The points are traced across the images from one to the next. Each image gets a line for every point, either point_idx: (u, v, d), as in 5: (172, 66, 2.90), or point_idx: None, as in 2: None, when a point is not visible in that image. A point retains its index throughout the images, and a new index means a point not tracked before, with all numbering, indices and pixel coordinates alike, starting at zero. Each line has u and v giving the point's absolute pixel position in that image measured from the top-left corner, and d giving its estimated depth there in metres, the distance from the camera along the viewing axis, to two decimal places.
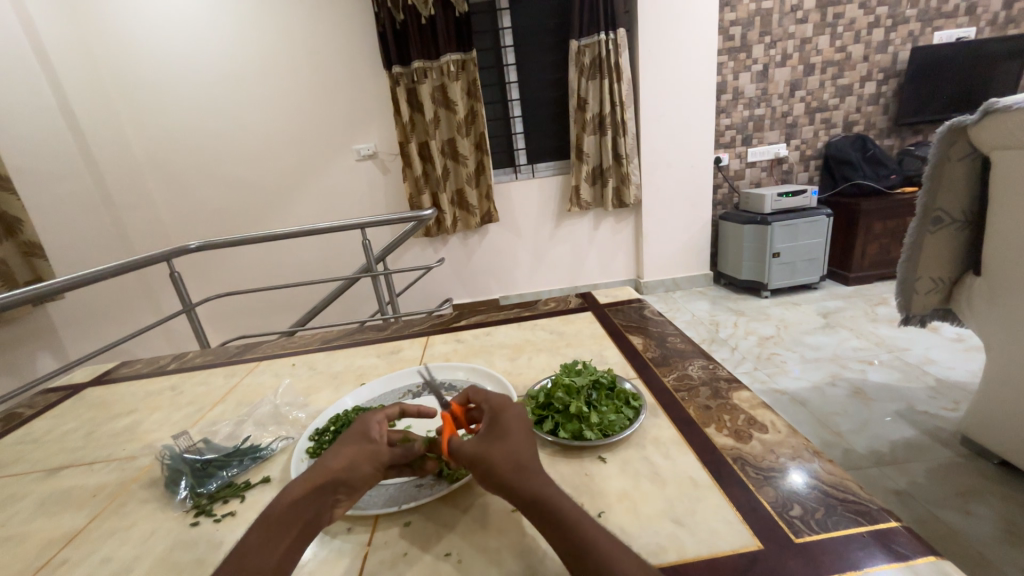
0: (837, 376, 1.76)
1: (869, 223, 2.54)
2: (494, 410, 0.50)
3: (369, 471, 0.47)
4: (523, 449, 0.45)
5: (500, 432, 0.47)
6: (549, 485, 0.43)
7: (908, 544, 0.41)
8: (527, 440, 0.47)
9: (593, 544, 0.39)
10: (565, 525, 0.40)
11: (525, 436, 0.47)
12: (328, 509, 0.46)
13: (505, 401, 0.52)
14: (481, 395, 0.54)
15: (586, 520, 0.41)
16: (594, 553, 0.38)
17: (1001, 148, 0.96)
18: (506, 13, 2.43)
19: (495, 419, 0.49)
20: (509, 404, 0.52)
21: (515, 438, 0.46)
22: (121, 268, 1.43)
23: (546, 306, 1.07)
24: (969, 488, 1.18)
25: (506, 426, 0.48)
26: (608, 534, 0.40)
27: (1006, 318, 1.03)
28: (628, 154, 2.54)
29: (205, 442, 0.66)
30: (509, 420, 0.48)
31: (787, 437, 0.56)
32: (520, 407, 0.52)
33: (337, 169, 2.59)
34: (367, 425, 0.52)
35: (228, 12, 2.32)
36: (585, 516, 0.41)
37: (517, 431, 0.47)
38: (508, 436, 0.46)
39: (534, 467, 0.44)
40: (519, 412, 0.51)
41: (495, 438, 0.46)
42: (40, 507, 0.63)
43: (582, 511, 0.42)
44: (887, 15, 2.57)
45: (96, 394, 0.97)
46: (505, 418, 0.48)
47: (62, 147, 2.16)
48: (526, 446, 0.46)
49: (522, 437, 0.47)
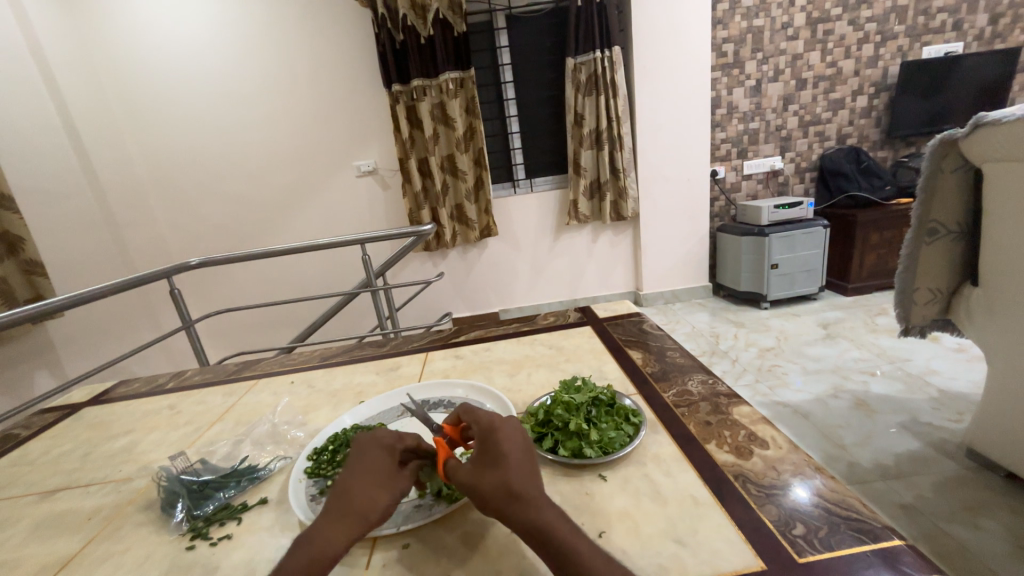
0: (839, 387, 1.75)
1: (866, 234, 2.56)
2: (486, 429, 0.48)
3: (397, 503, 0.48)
4: (519, 473, 0.44)
5: (492, 457, 0.45)
6: (546, 512, 0.42)
7: (913, 563, 0.40)
8: (523, 461, 0.46)
9: (591, 571, 0.39)
10: (563, 554, 0.40)
11: (522, 457, 0.46)
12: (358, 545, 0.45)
13: (498, 417, 0.49)
14: (470, 413, 0.52)
15: (582, 547, 0.41)
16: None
17: (992, 160, 0.97)
18: (504, 33, 2.49)
19: (488, 440, 0.47)
20: (505, 421, 0.49)
21: (509, 462, 0.44)
22: (121, 286, 1.43)
23: (546, 321, 1.07)
24: (976, 502, 1.16)
25: (500, 449, 0.45)
26: (605, 558, 0.40)
27: (1006, 328, 1.03)
28: (625, 168, 2.57)
29: (203, 463, 0.66)
30: (502, 441, 0.46)
31: (789, 453, 0.56)
32: (516, 422, 0.50)
33: (337, 185, 2.62)
34: (389, 455, 0.48)
35: (232, 34, 2.38)
36: (582, 541, 0.41)
37: (512, 453, 0.45)
38: (501, 461, 0.45)
39: (531, 492, 0.43)
40: (515, 428, 0.49)
41: (489, 465, 0.45)
42: (34, 531, 0.62)
43: (580, 536, 0.42)
44: (876, 31, 2.63)
45: (93, 414, 0.97)
46: (499, 440, 0.46)
47: (65, 167, 2.18)
48: (523, 468, 0.45)
49: (518, 460, 0.45)
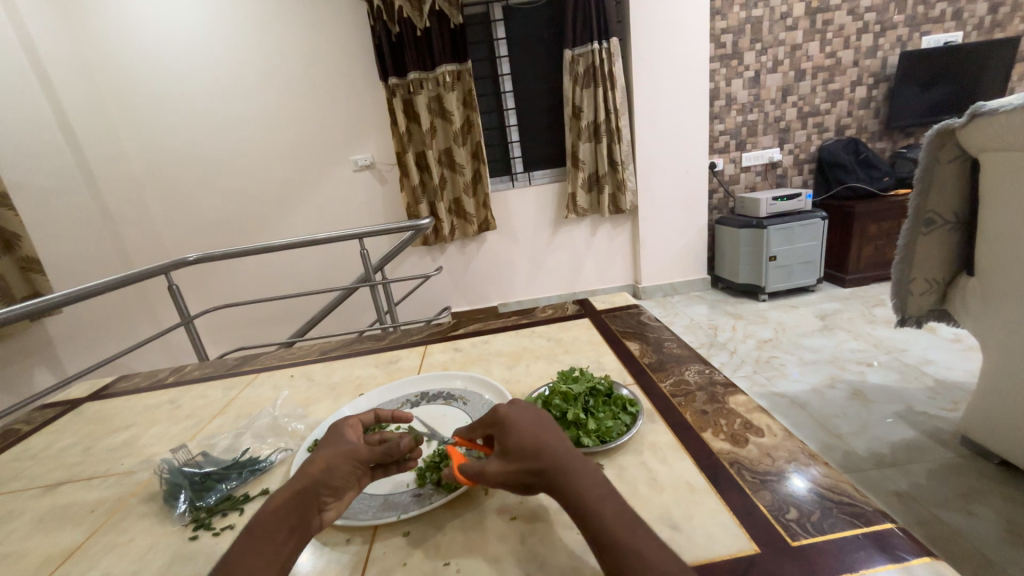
0: (836, 378, 1.77)
1: (864, 226, 2.56)
2: (496, 418, 0.50)
3: (348, 470, 0.49)
4: (545, 442, 0.46)
5: (520, 441, 0.46)
6: (576, 475, 0.43)
7: (905, 546, 0.41)
8: (547, 433, 0.47)
9: (613, 538, 0.39)
10: (590, 519, 0.40)
11: (544, 431, 0.48)
12: (314, 512, 0.47)
13: (506, 404, 0.52)
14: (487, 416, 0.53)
15: (606, 509, 0.41)
16: (616, 546, 0.38)
17: (990, 150, 0.97)
18: (501, 24, 2.46)
19: (501, 428, 0.49)
20: (517, 404, 0.52)
21: (530, 437, 0.46)
22: (120, 281, 1.43)
23: (544, 314, 1.08)
24: (970, 489, 1.18)
25: (515, 430, 0.48)
26: (628, 522, 0.40)
27: (1002, 318, 1.04)
28: (623, 160, 2.56)
29: (204, 455, 0.67)
30: (516, 424, 0.48)
31: (784, 440, 0.57)
32: (530, 404, 0.52)
33: (335, 180, 2.61)
34: (343, 431, 0.53)
35: (226, 25, 2.35)
36: (608, 505, 0.41)
37: (543, 435, 0.47)
38: (522, 440, 0.46)
39: (558, 460, 0.44)
40: (529, 409, 0.51)
41: (512, 451, 0.46)
42: (38, 524, 0.62)
43: (609, 499, 0.42)
44: (876, 21, 2.61)
45: (94, 409, 0.97)
46: (511, 425, 0.48)
47: (62, 163, 2.19)
48: (545, 439, 0.46)
49: (536, 433, 0.47)
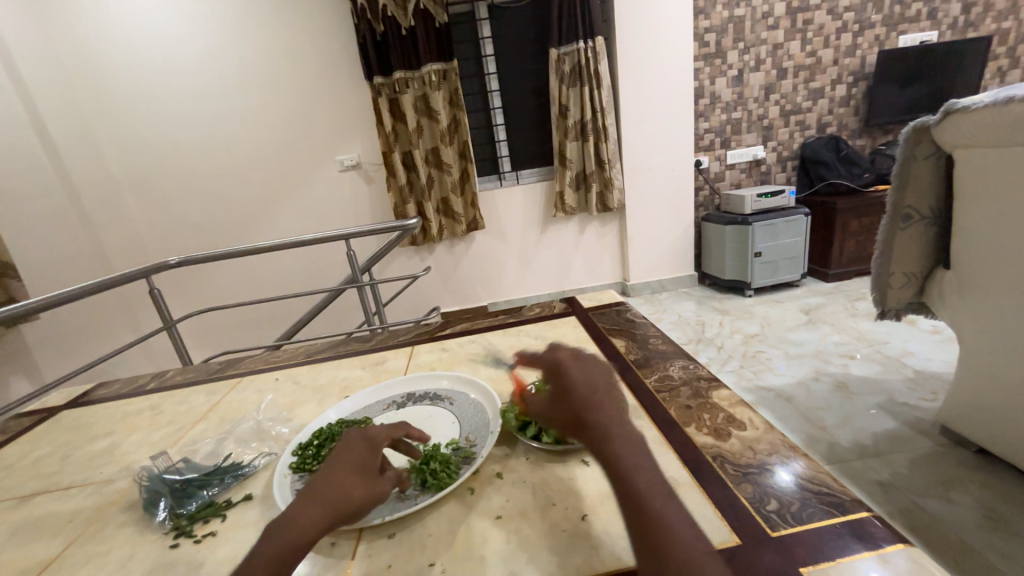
0: (820, 371, 1.80)
1: (846, 222, 2.61)
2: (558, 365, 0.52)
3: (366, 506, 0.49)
4: (595, 399, 0.47)
5: (571, 393, 0.49)
6: (618, 440, 0.43)
7: (882, 534, 0.42)
8: (600, 392, 0.48)
9: (644, 502, 0.39)
10: (622, 481, 0.41)
11: (597, 389, 0.49)
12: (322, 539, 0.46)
13: (571, 355, 0.53)
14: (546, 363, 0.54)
15: (642, 478, 0.41)
16: (646, 512, 0.38)
17: (963, 146, 0.99)
18: (486, 23, 2.46)
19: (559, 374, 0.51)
20: (580, 354, 0.53)
21: (583, 393, 0.48)
22: (95, 286, 1.38)
23: (531, 312, 1.08)
24: (950, 477, 1.21)
25: (574, 380, 0.50)
26: (663, 495, 0.40)
27: (980, 310, 1.07)
28: (610, 159, 2.58)
29: (185, 462, 0.65)
30: (572, 375, 0.50)
31: (765, 433, 0.58)
32: (592, 357, 0.53)
33: (320, 181, 2.58)
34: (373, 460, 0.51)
35: (205, 23, 2.31)
36: (643, 474, 0.41)
37: (592, 394, 0.48)
38: (575, 389, 0.49)
39: (602, 419, 0.45)
40: (593, 365, 0.52)
41: (563, 398, 0.49)
42: (12, 536, 0.61)
43: (644, 468, 0.42)
44: (854, 20, 2.67)
45: (71, 417, 0.95)
46: (569, 375, 0.50)
47: (35, 165, 2.12)
48: (596, 397, 0.48)
49: (594, 388, 0.49)
